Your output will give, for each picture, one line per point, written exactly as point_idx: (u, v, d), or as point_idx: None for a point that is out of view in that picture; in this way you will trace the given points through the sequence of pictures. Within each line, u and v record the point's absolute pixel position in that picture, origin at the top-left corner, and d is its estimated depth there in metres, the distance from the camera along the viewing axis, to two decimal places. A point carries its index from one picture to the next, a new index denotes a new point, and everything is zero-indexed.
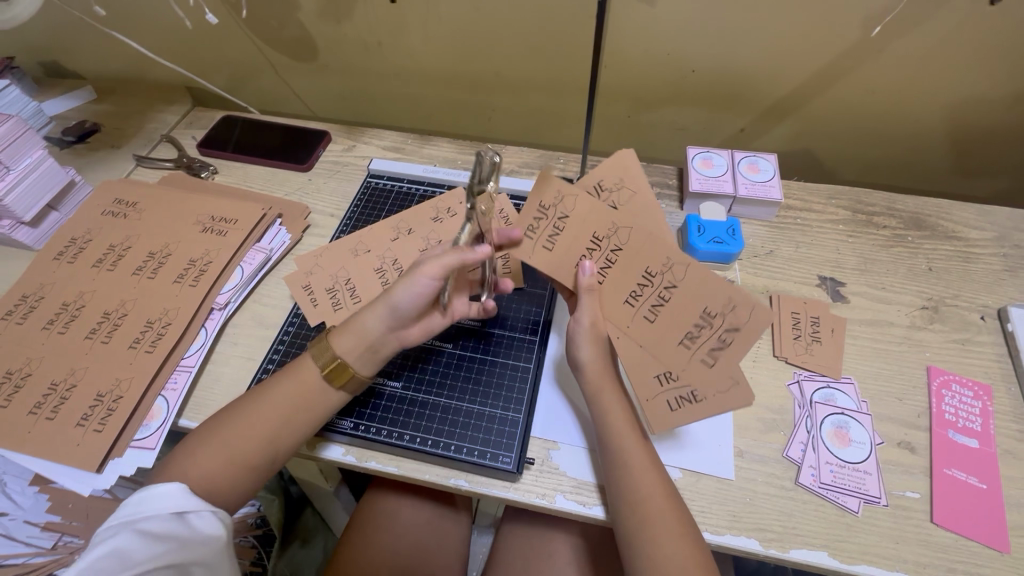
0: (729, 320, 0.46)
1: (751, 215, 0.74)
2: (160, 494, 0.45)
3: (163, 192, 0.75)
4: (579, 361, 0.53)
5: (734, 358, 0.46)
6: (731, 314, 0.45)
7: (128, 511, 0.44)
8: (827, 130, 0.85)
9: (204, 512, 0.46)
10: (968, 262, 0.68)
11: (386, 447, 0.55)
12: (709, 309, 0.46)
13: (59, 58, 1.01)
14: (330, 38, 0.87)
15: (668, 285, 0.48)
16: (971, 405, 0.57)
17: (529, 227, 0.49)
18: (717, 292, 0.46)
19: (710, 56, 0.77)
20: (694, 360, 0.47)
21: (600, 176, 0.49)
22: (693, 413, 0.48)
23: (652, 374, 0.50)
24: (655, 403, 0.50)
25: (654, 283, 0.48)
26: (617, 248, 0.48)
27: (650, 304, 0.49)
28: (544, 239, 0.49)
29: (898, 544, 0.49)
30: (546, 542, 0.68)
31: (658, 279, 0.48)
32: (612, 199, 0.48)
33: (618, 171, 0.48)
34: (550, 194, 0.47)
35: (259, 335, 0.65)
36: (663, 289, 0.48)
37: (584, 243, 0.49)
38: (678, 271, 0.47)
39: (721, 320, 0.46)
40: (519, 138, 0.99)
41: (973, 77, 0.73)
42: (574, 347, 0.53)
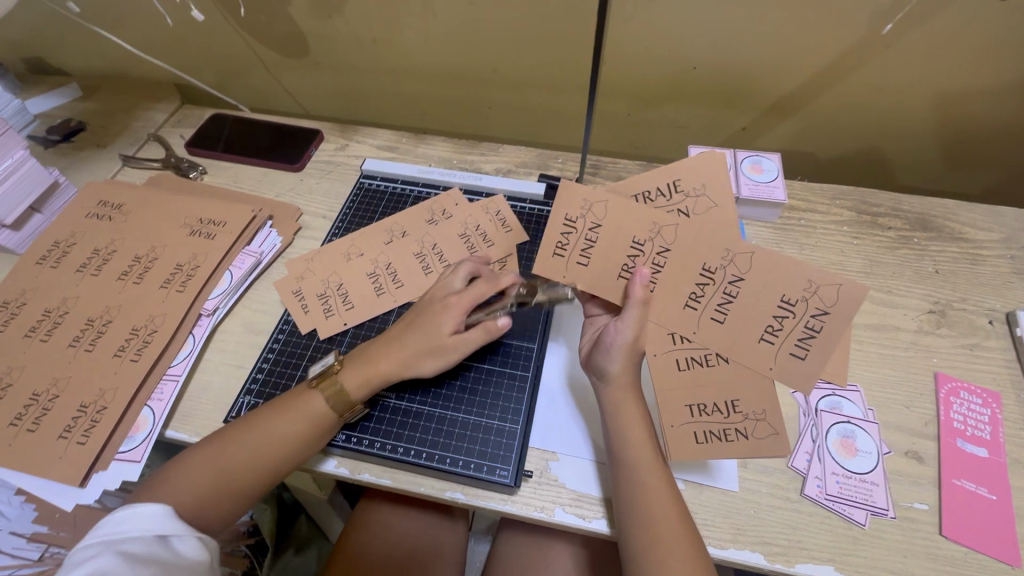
0: (813, 304, 0.44)
1: (753, 216, 0.72)
2: (146, 515, 0.45)
3: (150, 194, 0.72)
4: (606, 373, 0.50)
5: (827, 341, 0.45)
6: (813, 298, 0.44)
7: (109, 533, 0.43)
8: (831, 128, 0.83)
9: (187, 536, 0.45)
10: (975, 265, 0.67)
11: (380, 459, 0.53)
12: (788, 297, 0.45)
13: (44, 55, 0.99)
14: (322, 33, 0.85)
15: (732, 280, 0.46)
16: (979, 412, 0.55)
17: (560, 244, 0.50)
18: (791, 275, 0.45)
19: (711, 52, 0.75)
20: (776, 355, 0.46)
21: (678, 176, 0.47)
22: (727, 447, 0.47)
23: (685, 404, 0.47)
24: (682, 434, 0.47)
25: (717, 281, 0.47)
26: (664, 250, 0.48)
27: (717, 302, 0.47)
28: (578, 253, 0.50)
29: (906, 558, 0.48)
30: (545, 552, 0.66)
31: (720, 276, 0.47)
32: (685, 203, 0.47)
33: (700, 175, 0.47)
34: (577, 206, 0.49)
35: (249, 342, 0.63)
36: (727, 285, 0.46)
37: (626, 249, 0.49)
38: (743, 263, 0.46)
39: (803, 308, 0.45)
40: (517, 136, 0.97)
41: (982, 74, 0.71)
42: (607, 356, 0.49)
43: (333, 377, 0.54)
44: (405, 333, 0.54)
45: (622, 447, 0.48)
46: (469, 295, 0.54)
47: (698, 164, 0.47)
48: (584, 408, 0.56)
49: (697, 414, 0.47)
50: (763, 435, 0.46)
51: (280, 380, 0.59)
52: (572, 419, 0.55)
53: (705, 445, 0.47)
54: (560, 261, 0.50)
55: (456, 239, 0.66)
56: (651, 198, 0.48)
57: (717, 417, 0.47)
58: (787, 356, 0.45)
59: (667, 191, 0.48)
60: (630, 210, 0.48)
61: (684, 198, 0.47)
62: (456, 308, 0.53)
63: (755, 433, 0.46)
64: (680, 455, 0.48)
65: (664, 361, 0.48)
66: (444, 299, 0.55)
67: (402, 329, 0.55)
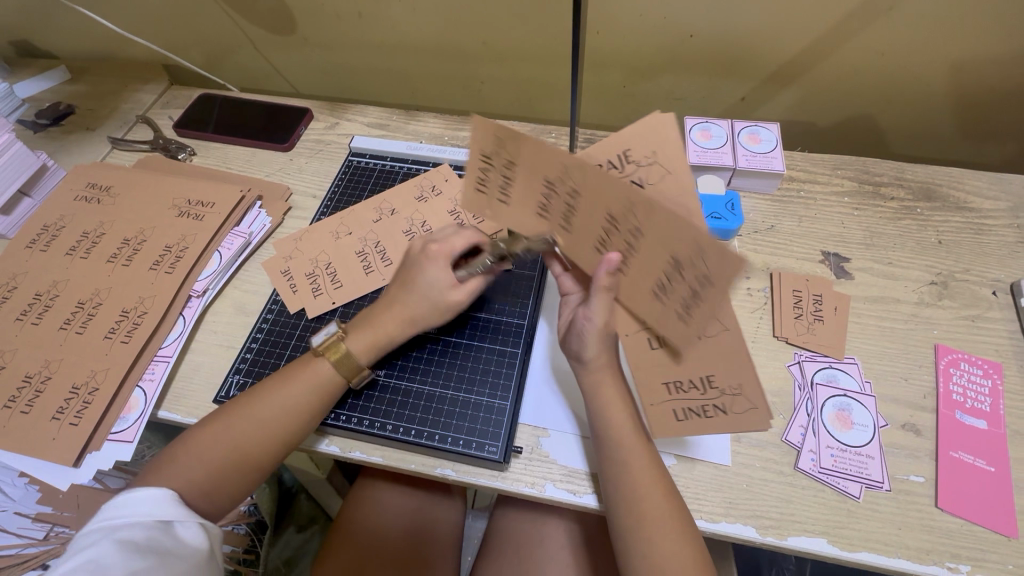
0: (699, 271, 0.35)
1: (751, 188, 0.70)
2: (146, 501, 0.44)
3: (137, 176, 0.72)
4: (583, 356, 0.49)
5: (710, 308, 0.36)
6: (700, 262, 0.35)
7: (108, 519, 0.43)
8: (835, 96, 0.80)
9: (189, 521, 0.45)
10: (980, 235, 0.65)
11: (370, 437, 0.53)
12: (678, 258, 0.36)
13: (30, 37, 0.97)
14: (308, 9, 0.82)
15: (636, 234, 0.38)
16: (979, 384, 0.54)
17: (479, 180, 0.44)
18: (681, 229, 0.35)
19: (709, 19, 0.72)
20: (724, 327, 0.40)
21: (632, 139, 0.40)
22: (705, 425, 0.45)
23: (662, 382, 0.46)
24: (660, 412, 0.47)
25: (678, 272, 0.37)
26: (636, 231, 0.38)
27: (675, 295, 0.38)
28: (495, 191, 0.44)
29: (901, 530, 0.47)
30: (539, 528, 0.67)
31: (687, 270, 0.36)
32: (642, 172, 0.41)
33: (650, 140, 0.40)
34: (488, 141, 0.40)
35: (239, 323, 0.63)
36: (695, 284, 0.36)
37: (537, 187, 0.41)
38: (701, 258, 0.34)
39: (690, 270, 0.36)
40: (511, 112, 0.95)
41: (991, 36, 0.68)
42: (580, 342, 0.48)
43: (337, 345, 0.52)
44: (402, 293, 0.53)
45: (606, 425, 0.48)
46: (448, 245, 0.53)
47: (651, 126, 0.40)
48: (572, 384, 0.55)
49: (674, 392, 0.46)
50: (740, 412, 0.43)
51: (269, 360, 0.59)
52: (561, 394, 0.55)
53: (679, 424, 0.46)
54: (481, 197, 0.45)
55: (446, 217, 0.65)
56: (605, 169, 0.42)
57: (695, 393, 0.45)
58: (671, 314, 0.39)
59: (619, 155, 0.41)
60: (541, 148, 0.37)
61: (640, 164, 0.41)
62: (442, 259, 0.52)
63: (733, 409, 0.44)
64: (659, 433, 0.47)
65: (637, 341, 0.45)
66: (426, 253, 0.53)
67: (397, 288, 0.54)
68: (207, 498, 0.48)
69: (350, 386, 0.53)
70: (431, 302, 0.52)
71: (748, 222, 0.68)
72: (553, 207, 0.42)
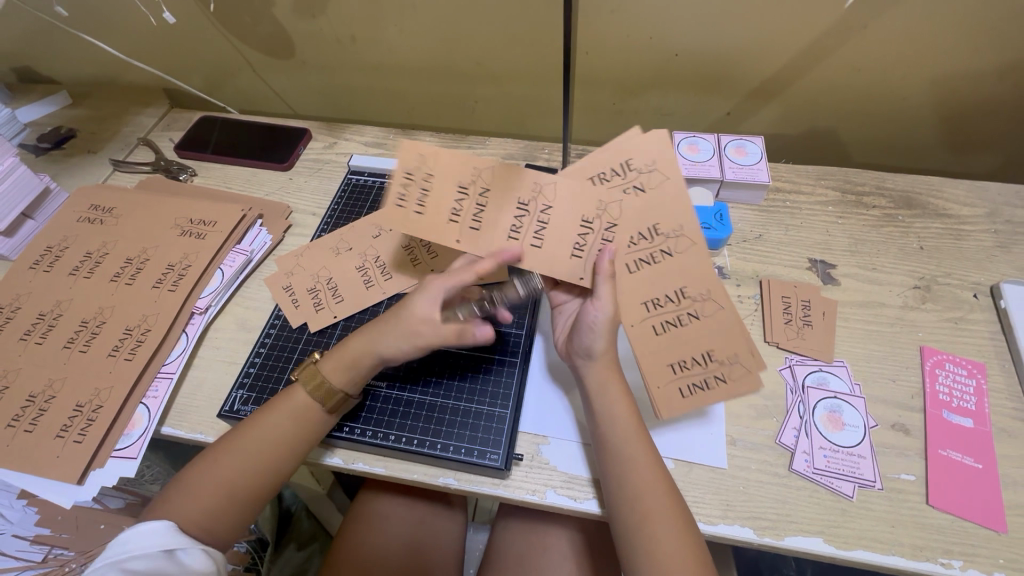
0: (670, 242, 0.45)
1: (739, 200, 0.72)
2: (150, 532, 0.46)
3: (140, 198, 0.73)
4: (591, 350, 0.51)
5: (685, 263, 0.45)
6: (674, 237, 0.45)
7: (115, 552, 0.45)
8: (816, 110, 0.83)
9: (193, 549, 0.46)
10: (960, 240, 0.67)
11: (372, 448, 0.54)
12: (658, 227, 0.45)
13: (31, 64, 0.99)
14: (307, 34, 0.85)
15: (666, 248, 0.45)
16: (964, 383, 0.56)
17: (399, 197, 0.45)
18: (664, 207, 0.44)
19: (693, 38, 0.75)
20: (718, 303, 0.46)
21: (631, 154, 0.44)
22: (710, 398, 0.47)
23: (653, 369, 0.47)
24: (668, 392, 0.47)
25: (655, 241, 0.45)
26: (612, 225, 0.45)
27: (639, 256, 0.46)
28: (413, 204, 0.46)
29: (894, 528, 0.49)
30: (541, 537, 0.67)
31: (659, 240, 0.45)
32: (638, 180, 0.44)
33: (653, 150, 0.43)
34: (411, 157, 0.45)
35: (241, 339, 0.64)
36: (659, 250, 0.45)
37: (451, 200, 0.46)
38: (682, 244, 0.45)
39: (663, 238, 0.45)
40: (505, 129, 0.97)
41: (962, 49, 0.71)
42: (590, 336, 0.50)
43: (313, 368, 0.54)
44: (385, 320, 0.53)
45: (611, 427, 0.49)
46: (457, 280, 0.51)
47: (647, 142, 0.43)
48: (571, 392, 0.57)
49: (680, 371, 0.47)
50: (738, 377, 0.47)
51: (273, 374, 0.60)
52: (557, 403, 0.56)
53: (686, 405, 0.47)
54: (400, 212, 0.45)
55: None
56: (605, 178, 0.44)
57: (698, 368, 0.47)
58: (651, 278, 0.46)
59: (615, 170, 0.44)
60: (457, 157, 0.45)
61: (636, 174, 0.44)
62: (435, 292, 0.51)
63: (736, 378, 0.47)
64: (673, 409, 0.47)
65: (642, 329, 0.47)
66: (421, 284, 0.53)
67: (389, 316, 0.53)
68: (215, 512, 0.49)
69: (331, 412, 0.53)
70: (404, 330, 0.51)
71: (737, 232, 0.70)
72: (464, 211, 0.46)
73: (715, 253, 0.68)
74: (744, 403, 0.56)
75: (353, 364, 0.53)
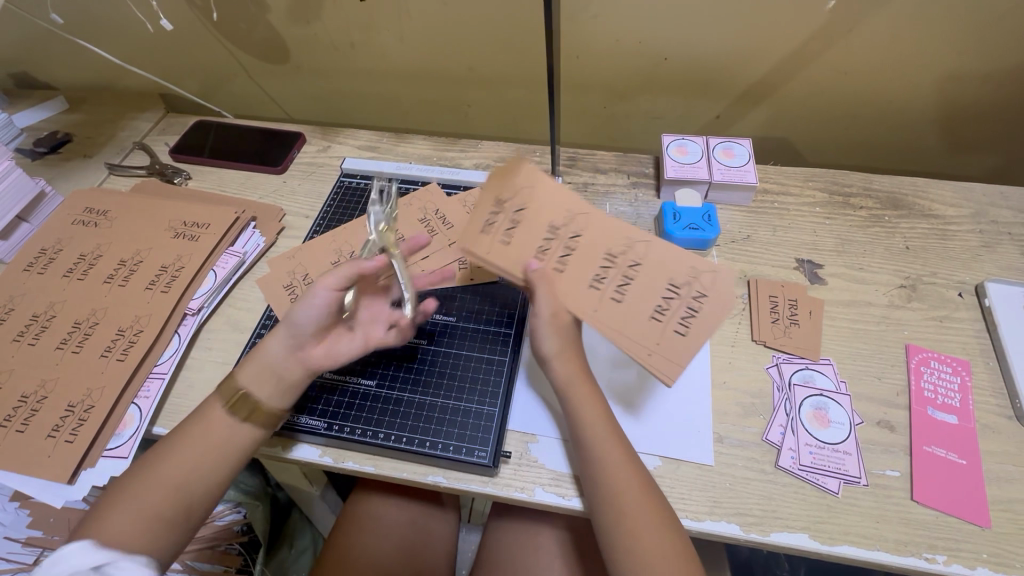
0: (574, 227, 0.48)
1: (727, 201, 0.73)
2: (73, 553, 0.43)
3: (134, 200, 0.74)
4: (545, 355, 0.51)
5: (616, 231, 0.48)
6: (574, 221, 0.48)
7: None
8: (804, 113, 0.84)
9: (125, 562, 0.44)
10: (945, 239, 0.68)
11: (362, 446, 0.54)
12: (556, 223, 0.48)
13: (28, 70, 1.00)
14: (301, 39, 0.86)
15: (574, 233, 0.48)
16: (949, 381, 0.57)
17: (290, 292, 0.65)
18: (558, 203, 0.47)
19: (681, 43, 0.77)
20: (645, 241, 0.48)
21: (495, 189, 0.47)
22: (703, 329, 0.46)
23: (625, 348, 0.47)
24: (654, 354, 0.47)
25: (560, 235, 0.48)
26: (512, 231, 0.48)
27: (559, 256, 0.48)
28: None
29: (878, 523, 0.49)
30: (531, 537, 0.67)
31: (562, 232, 0.48)
32: (513, 204, 0.47)
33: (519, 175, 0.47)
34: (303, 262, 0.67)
35: (232, 339, 0.64)
36: (569, 237, 0.48)
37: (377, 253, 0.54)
38: (581, 221, 0.48)
39: (569, 228, 0.48)
40: (497, 133, 0.98)
41: (944, 53, 0.73)
42: (541, 338, 0.51)
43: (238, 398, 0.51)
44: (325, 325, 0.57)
45: (596, 424, 0.50)
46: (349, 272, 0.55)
47: (508, 171, 0.47)
48: None
49: (664, 316, 0.47)
50: (713, 284, 0.47)
51: None
52: (546, 402, 0.57)
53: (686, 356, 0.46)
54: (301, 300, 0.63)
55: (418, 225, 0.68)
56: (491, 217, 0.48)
57: (674, 302, 0.47)
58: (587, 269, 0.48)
59: (491, 209, 0.48)
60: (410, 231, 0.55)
61: (511, 203, 0.47)
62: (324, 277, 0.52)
63: (709, 286, 0.47)
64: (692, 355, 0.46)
65: (603, 310, 0.47)
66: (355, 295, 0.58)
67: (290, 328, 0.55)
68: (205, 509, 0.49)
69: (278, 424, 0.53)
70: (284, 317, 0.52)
71: (725, 233, 0.71)
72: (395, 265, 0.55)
73: (703, 253, 0.69)
74: (731, 401, 0.56)
75: (263, 369, 0.51)
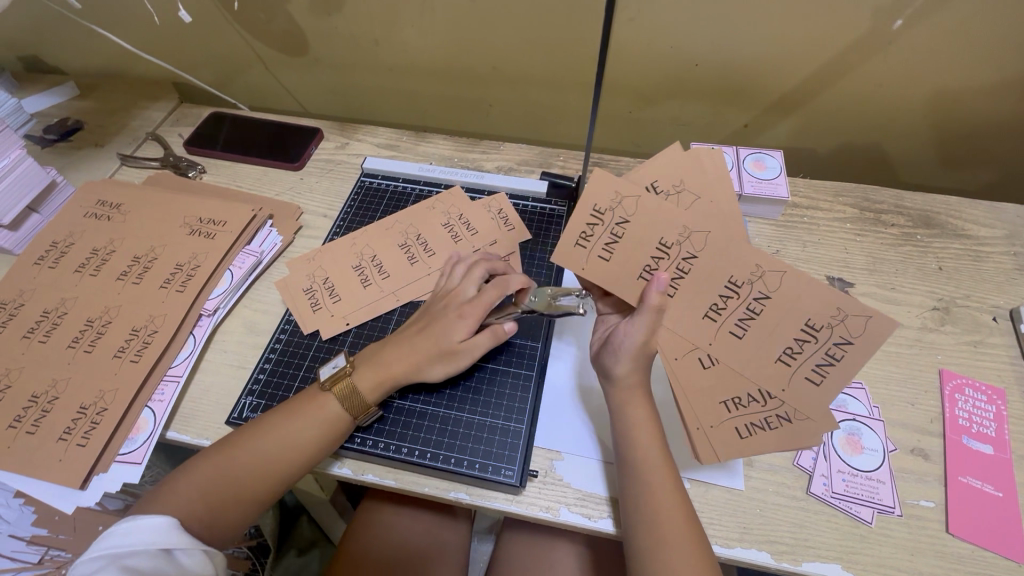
0: (685, 249, 0.43)
1: (756, 214, 0.72)
2: (154, 527, 0.44)
3: (148, 194, 0.72)
4: (613, 373, 0.50)
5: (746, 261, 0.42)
6: (686, 242, 0.43)
7: (115, 545, 0.43)
8: (833, 125, 0.83)
9: (193, 550, 0.44)
10: (978, 261, 0.67)
11: (384, 460, 0.53)
12: (665, 240, 0.44)
13: (39, 53, 0.98)
14: (321, 32, 0.84)
15: (687, 255, 0.44)
16: (985, 409, 0.55)
17: (313, 304, 0.63)
18: (666, 218, 0.43)
19: (714, 50, 0.75)
20: (778, 272, 0.42)
21: (593, 201, 0.45)
22: (826, 382, 0.42)
23: (718, 400, 0.45)
24: (724, 429, 0.45)
25: (671, 256, 0.44)
26: (613, 238, 0.45)
27: (670, 276, 0.45)
28: (330, 300, 0.63)
29: (913, 555, 0.48)
30: (548, 552, 0.66)
31: (675, 251, 0.44)
32: (617, 216, 0.45)
33: (675, 170, 0.44)
34: (320, 273, 0.66)
35: (249, 342, 0.62)
36: (681, 260, 0.44)
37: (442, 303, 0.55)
38: (698, 241, 0.43)
39: (677, 250, 0.44)
40: (517, 134, 0.96)
41: (983, 70, 0.71)
42: (615, 358, 0.49)
43: (344, 379, 0.53)
44: (416, 335, 0.54)
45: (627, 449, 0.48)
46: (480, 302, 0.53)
47: (608, 181, 0.44)
48: (586, 407, 0.56)
49: (792, 360, 0.43)
50: (863, 330, 0.40)
51: (283, 380, 0.58)
52: (574, 419, 0.55)
53: (805, 419, 0.43)
54: (322, 314, 0.63)
55: (439, 230, 0.68)
56: (587, 236, 0.46)
57: (807, 348, 0.42)
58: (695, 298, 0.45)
59: (590, 220, 0.45)
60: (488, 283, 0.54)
61: (613, 213, 0.45)
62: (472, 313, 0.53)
63: (773, 287, 0.42)
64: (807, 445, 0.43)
65: (688, 360, 0.45)
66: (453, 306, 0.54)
67: (413, 332, 0.54)
68: (219, 519, 0.48)
69: (356, 422, 0.53)
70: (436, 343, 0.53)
71: (754, 247, 0.69)
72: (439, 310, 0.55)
73: None
74: None
75: (385, 377, 0.53)
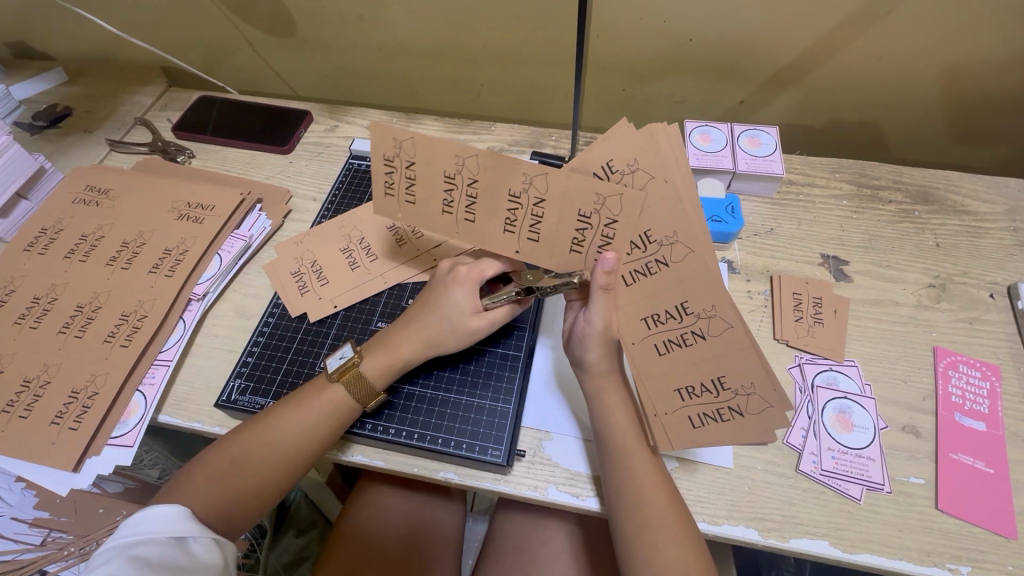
0: (662, 252, 0.41)
1: (751, 191, 0.70)
2: (162, 516, 0.44)
3: (136, 179, 0.71)
4: (584, 362, 0.50)
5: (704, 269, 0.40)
6: (668, 246, 0.41)
7: (125, 534, 0.43)
8: (831, 100, 0.81)
9: (203, 538, 0.44)
10: (977, 237, 0.65)
11: (371, 440, 0.53)
12: (449, 172, 0.44)
13: (26, 38, 0.97)
14: (308, 12, 0.82)
15: (661, 258, 0.41)
16: (978, 386, 0.55)
17: (302, 287, 0.63)
18: (443, 150, 0.43)
19: (709, 23, 0.73)
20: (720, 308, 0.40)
21: (379, 153, 0.44)
22: (761, 364, 0.40)
23: (673, 389, 0.45)
24: (676, 419, 0.46)
25: (648, 250, 0.42)
26: (410, 175, 0.45)
27: (597, 244, 0.43)
28: (317, 285, 0.63)
29: (902, 532, 0.48)
30: (541, 531, 0.67)
31: (525, 199, 0.43)
32: (404, 161, 0.44)
33: (629, 149, 0.39)
34: (308, 258, 0.65)
35: (239, 326, 0.62)
36: (654, 259, 0.42)
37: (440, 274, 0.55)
38: (678, 252, 0.40)
39: (657, 247, 0.41)
40: (508, 115, 0.95)
41: (987, 40, 0.69)
42: (583, 348, 0.49)
43: (356, 372, 0.52)
44: (424, 313, 0.53)
45: (613, 429, 0.48)
46: (477, 270, 0.52)
47: (381, 129, 0.43)
48: (577, 391, 0.55)
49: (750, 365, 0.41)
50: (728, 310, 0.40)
51: (271, 363, 0.59)
52: (567, 400, 0.55)
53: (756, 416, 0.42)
54: (309, 296, 0.62)
55: None
56: (390, 185, 0.46)
57: (672, 323, 0.43)
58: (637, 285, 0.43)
59: (386, 168, 0.46)
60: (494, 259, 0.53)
61: (399, 159, 0.45)
62: (468, 284, 0.52)
63: (676, 258, 0.41)
64: (751, 438, 0.43)
65: (644, 348, 0.45)
66: (455, 274, 0.52)
67: (418, 311, 0.54)
68: (210, 502, 0.48)
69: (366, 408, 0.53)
70: (454, 327, 0.52)
71: (748, 225, 0.68)
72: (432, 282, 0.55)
73: (726, 246, 0.67)
74: None
75: (381, 356, 0.53)
